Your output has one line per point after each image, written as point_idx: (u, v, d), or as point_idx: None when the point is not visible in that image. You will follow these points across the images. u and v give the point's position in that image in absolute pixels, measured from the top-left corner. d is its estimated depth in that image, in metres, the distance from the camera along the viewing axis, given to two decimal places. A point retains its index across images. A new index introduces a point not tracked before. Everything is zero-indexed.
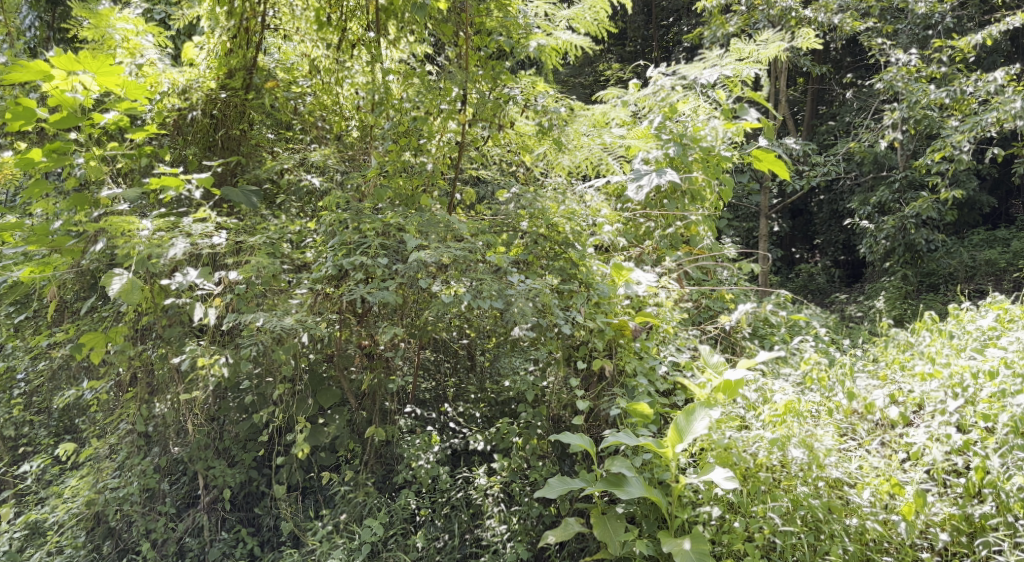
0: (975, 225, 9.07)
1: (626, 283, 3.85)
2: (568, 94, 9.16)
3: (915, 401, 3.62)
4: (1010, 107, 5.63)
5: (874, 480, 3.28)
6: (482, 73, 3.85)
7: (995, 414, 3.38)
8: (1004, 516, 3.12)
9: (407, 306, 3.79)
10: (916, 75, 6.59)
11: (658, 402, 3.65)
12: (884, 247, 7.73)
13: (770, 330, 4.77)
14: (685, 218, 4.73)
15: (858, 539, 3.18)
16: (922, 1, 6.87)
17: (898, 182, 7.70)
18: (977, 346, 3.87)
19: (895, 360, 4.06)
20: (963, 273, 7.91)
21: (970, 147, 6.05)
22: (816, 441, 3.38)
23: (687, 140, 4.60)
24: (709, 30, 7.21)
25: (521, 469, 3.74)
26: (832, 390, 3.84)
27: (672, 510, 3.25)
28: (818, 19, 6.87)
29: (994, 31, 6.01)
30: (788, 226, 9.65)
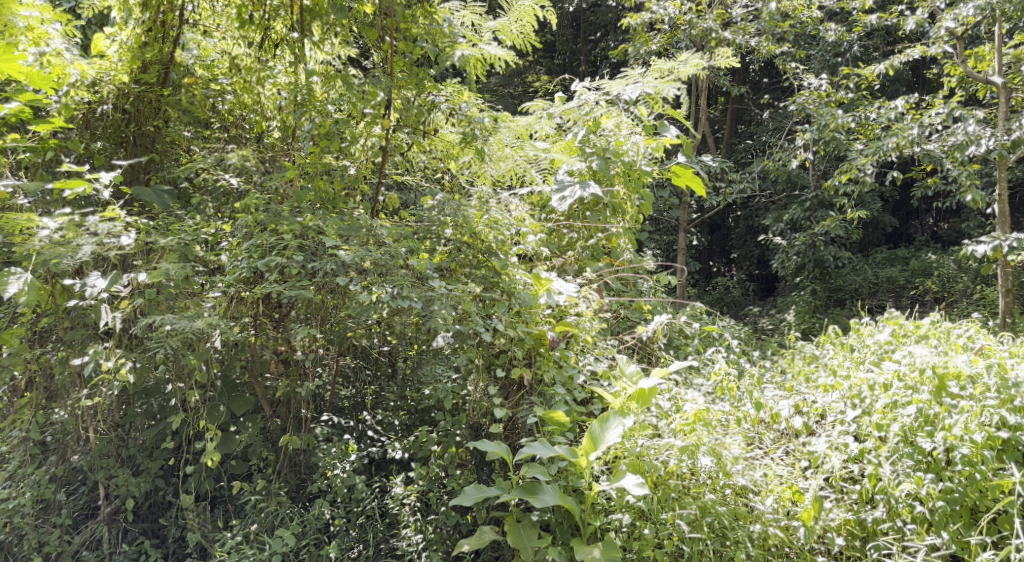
0: (878, 244, 9.51)
1: (547, 292, 3.95)
2: (495, 104, 9.24)
3: (817, 411, 3.82)
4: (908, 134, 5.96)
5: (777, 487, 3.40)
6: (406, 79, 3.82)
7: (887, 424, 3.51)
8: (893, 521, 3.28)
9: (326, 311, 3.72)
10: (826, 100, 6.88)
11: (575, 411, 3.73)
12: (795, 264, 8.06)
13: (685, 342, 4.91)
14: (607, 230, 4.83)
15: (761, 545, 3.27)
16: (832, 29, 7.19)
17: (809, 201, 8.03)
18: (874, 359, 4.06)
19: (800, 372, 4.24)
20: (867, 289, 8.28)
21: (874, 171, 6.35)
22: (724, 449, 3.49)
23: (609, 154, 4.69)
24: (633, 47, 7.32)
25: (438, 478, 3.74)
26: (740, 401, 4.02)
27: (584, 517, 3.31)
28: (736, 41, 7.02)
29: (897, 62, 6.33)
30: (706, 241, 9.92)
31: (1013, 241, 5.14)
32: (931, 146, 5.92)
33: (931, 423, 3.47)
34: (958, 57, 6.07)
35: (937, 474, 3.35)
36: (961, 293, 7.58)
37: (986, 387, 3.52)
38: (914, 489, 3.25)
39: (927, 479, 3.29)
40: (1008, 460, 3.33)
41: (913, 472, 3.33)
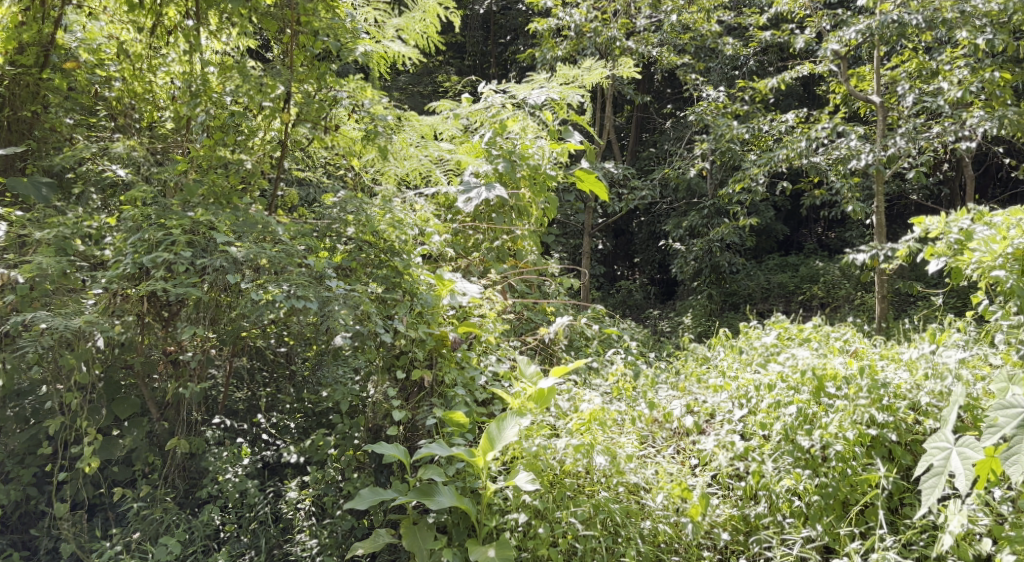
0: (771, 251, 9.92)
1: (450, 293, 3.95)
2: (403, 103, 9.15)
3: (707, 410, 3.97)
4: (796, 146, 6.25)
5: (666, 485, 3.50)
6: (307, 73, 3.75)
7: (771, 423, 3.70)
8: (774, 515, 3.44)
9: (219, 311, 3.60)
10: (723, 111, 7.15)
11: (475, 412, 3.74)
12: (693, 268, 8.38)
13: (585, 343, 5.00)
14: (512, 231, 4.90)
15: (651, 541, 3.37)
16: (730, 43, 7.46)
17: (707, 208, 8.32)
18: (762, 361, 4.26)
19: (693, 373, 4.42)
20: (760, 294, 8.63)
21: (765, 181, 6.63)
22: (618, 448, 3.60)
23: (515, 157, 4.73)
24: (540, 52, 7.37)
25: (335, 481, 3.68)
26: (636, 401, 4.18)
27: (480, 517, 3.34)
28: (639, 50, 7.25)
29: (788, 77, 6.61)
30: (610, 245, 10.12)
31: (889, 250, 5.47)
32: (817, 159, 6.24)
33: (810, 422, 3.65)
34: (843, 76, 6.43)
35: (815, 470, 3.52)
36: (843, 299, 8.00)
37: (859, 386, 3.69)
38: (793, 485, 3.43)
39: (805, 475, 3.46)
40: (875, 455, 3.53)
41: (792, 468, 3.51)
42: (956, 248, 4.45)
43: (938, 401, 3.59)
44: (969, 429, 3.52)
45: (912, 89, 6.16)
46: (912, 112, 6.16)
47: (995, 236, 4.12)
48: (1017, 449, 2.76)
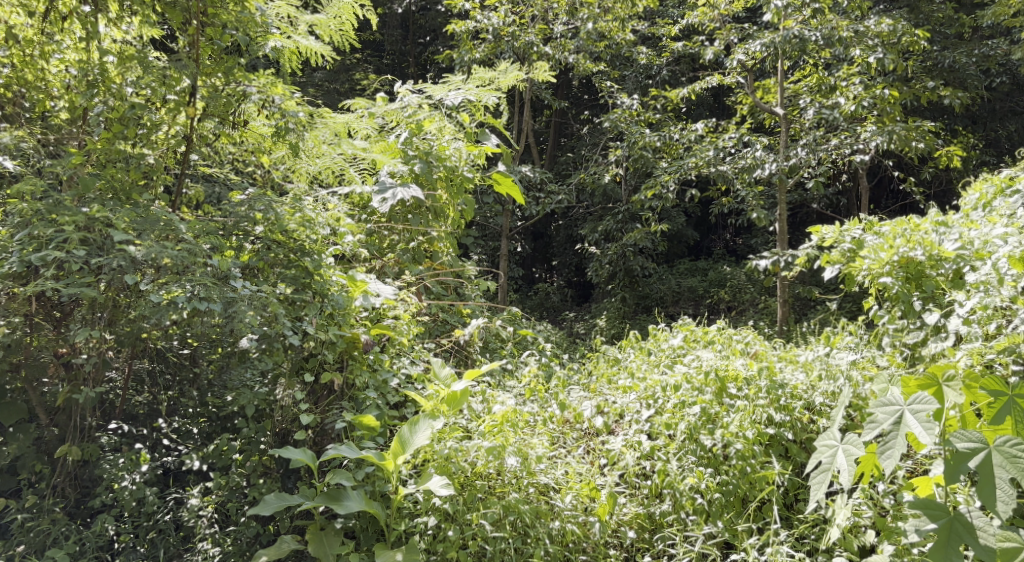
0: (682, 256, 10.18)
1: (363, 294, 3.91)
2: (319, 99, 8.99)
3: (616, 410, 4.08)
4: (705, 155, 6.45)
5: (575, 485, 3.54)
6: (213, 67, 3.67)
7: (675, 423, 3.81)
8: (677, 513, 3.51)
9: (116, 310, 3.48)
10: (636, 118, 7.29)
11: (386, 415, 3.66)
12: (607, 272, 8.49)
13: (500, 345, 5.00)
14: (428, 233, 4.80)
15: (560, 541, 3.38)
16: (643, 52, 7.64)
17: (622, 213, 8.47)
18: (669, 362, 4.43)
19: (603, 374, 4.57)
20: (671, 297, 8.84)
21: (675, 188, 6.74)
22: (530, 449, 3.62)
23: (432, 158, 4.69)
24: (458, 54, 7.34)
25: (239, 487, 3.58)
26: (548, 402, 4.24)
27: (389, 521, 3.30)
28: (555, 56, 7.34)
29: (698, 87, 6.79)
30: (528, 248, 10.17)
31: (789, 257, 5.67)
32: (724, 168, 6.42)
33: (712, 422, 3.80)
34: (749, 88, 6.66)
35: (716, 469, 3.64)
36: (749, 303, 8.29)
37: (759, 387, 3.87)
38: (696, 483, 3.52)
39: (707, 473, 3.57)
40: (773, 452, 3.68)
41: (696, 467, 3.61)
42: (847, 255, 4.75)
43: (830, 401, 3.80)
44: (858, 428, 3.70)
45: (812, 102, 6.43)
46: (812, 124, 6.42)
47: (882, 245, 4.45)
48: (891, 445, 2.75)
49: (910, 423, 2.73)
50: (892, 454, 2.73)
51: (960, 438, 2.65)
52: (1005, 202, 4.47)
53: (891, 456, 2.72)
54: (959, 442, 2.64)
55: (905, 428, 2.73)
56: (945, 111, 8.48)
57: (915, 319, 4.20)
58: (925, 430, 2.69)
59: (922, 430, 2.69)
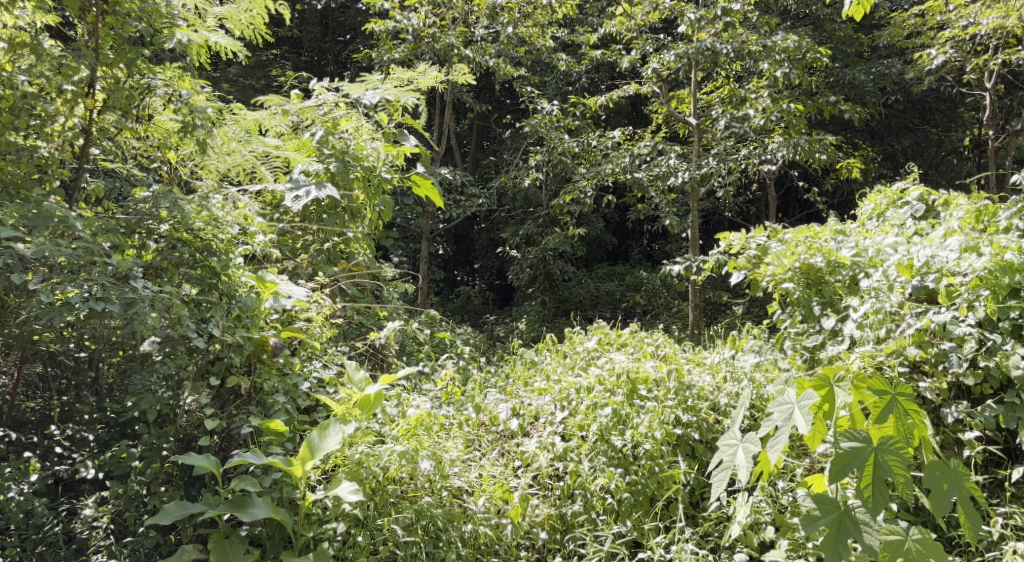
0: (600, 261, 10.35)
1: (274, 296, 3.79)
2: (232, 95, 8.73)
3: (531, 413, 4.16)
4: (621, 162, 6.59)
5: (488, 488, 3.55)
6: (114, 57, 3.49)
7: (587, 424, 3.91)
8: (588, 513, 3.57)
9: (4, 311, 3.27)
10: (556, 124, 7.33)
11: (296, 420, 3.64)
12: (528, 275, 8.52)
13: (417, 348, 4.96)
14: (344, 233, 4.71)
15: (472, 543, 3.38)
16: (563, 59, 7.71)
17: (542, 217, 8.53)
18: (583, 365, 4.54)
19: (520, 378, 4.66)
20: (589, 300, 8.95)
21: (592, 193, 6.87)
22: (444, 453, 3.63)
23: (348, 157, 4.62)
24: (377, 54, 7.24)
25: (138, 496, 3.42)
26: (463, 405, 4.28)
27: (297, 528, 3.20)
28: (476, 60, 7.30)
29: (615, 95, 6.89)
30: (449, 251, 10.12)
31: (701, 262, 5.82)
32: (639, 175, 6.55)
33: (623, 422, 3.90)
34: (663, 98, 6.79)
35: (626, 469, 3.71)
36: (663, 307, 8.48)
37: (668, 388, 4.00)
38: (606, 483, 3.59)
39: (617, 473, 3.64)
40: (679, 452, 3.78)
41: (606, 467, 3.68)
42: (752, 262, 4.91)
43: (734, 402, 3.95)
44: (757, 427, 3.90)
45: (724, 113, 6.59)
46: (723, 134, 6.61)
47: (785, 252, 4.61)
48: (778, 437, 2.78)
49: (797, 418, 2.78)
50: (778, 446, 2.77)
51: (846, 438, 2.71)
52: (897, 213, 4.83)
53: (777, 447, 2.75)
54: (845, 442, 2.70)
55: (792, 423, 2.79)
56: (846, 126, 8.86)
57: (813, 323, 4.39)
58: (810, 425, 2.74)
59: (806, 423, 2.75)
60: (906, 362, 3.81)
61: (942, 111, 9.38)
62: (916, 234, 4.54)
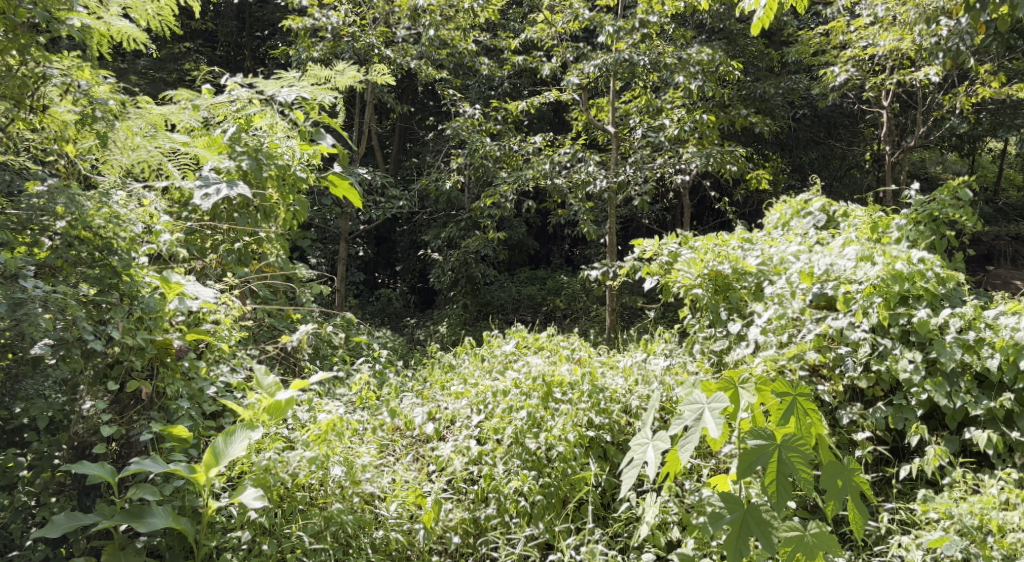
0: (522, 265, 10.41)
1: (179, 296, 3.66)
2: (141, 88, 8.41)
3: (447, 417, 4.14)
4: (542, 167, 6.63)
5: (401, 493, 3.52)
6: (3, 42, 3.25)
7: (502, 427, 3.91)
8: (501, 516, 3.58)
9: None
10: (478, 128, 7.32)
11: (200, 426, 3.51)
12: (450, 278, 8.42)
13: (331, 351, 4.86)
14: (255, 233, 4.60)
15: (383, 550, 3.36)
16: (485, 63, 7.74)
17: (464, 221, 8.52)
18: (501, 369, 4.54)
19: (436, 381, 4.65)
20: (511, 304, 8.98)
21: (513, 197, 6.90)
22: (357, 458, 3.58)
23: (261, 155, 4.48)
24: (294, 50, 7.09)
25: (25, 508, 3.18)
26: (378, 409, 4.25)
27: (199, 538, 3.10)
28: (397, 60, 7.22)
29: (536, 101, 6.94)
30: (371, 252, 9.98)
31: (618, 267, 5.90)
32: (559, 180, 6.63)
33: (538, 425, 3.91)
34: (583, 106, 6.87)
35: (539, 471, 3.73)
36: (582, 310, 8.59)
37: (581, 391, 4.07)
38: (519, 486, 3.58)
39: (530, 476, 3.65)
40: (592, 454, 3.84)
41: (520, 470, 3.69)
42: (665, 268, 4.98)
43: (645, 404, 4.05)
44: (666, 428, 3.99)
45: (641, 123, 6.78)
46: (640, 143, 6.76)
47: (696, 259, 4.73)
48: (689, 437, 2.84)
49: (706, 418, 2.85)
50: (689, 447, 2.83)
51: (751, 436, 2.79)
52: (800, 223, 5.06)
53: (688, 448, 2.81)
54: (750, 440, 2.78)
55: (701, 423, 2.84)
56: (758, 138, 9.14)
57: (721, 328, 4.51)
58: (720, 427, 2.80)
59: (715, 424, 2.81)
60: (806, 366, 3.93)
61: (845, 127, 9.86)
62: (818, 243, 4.75)
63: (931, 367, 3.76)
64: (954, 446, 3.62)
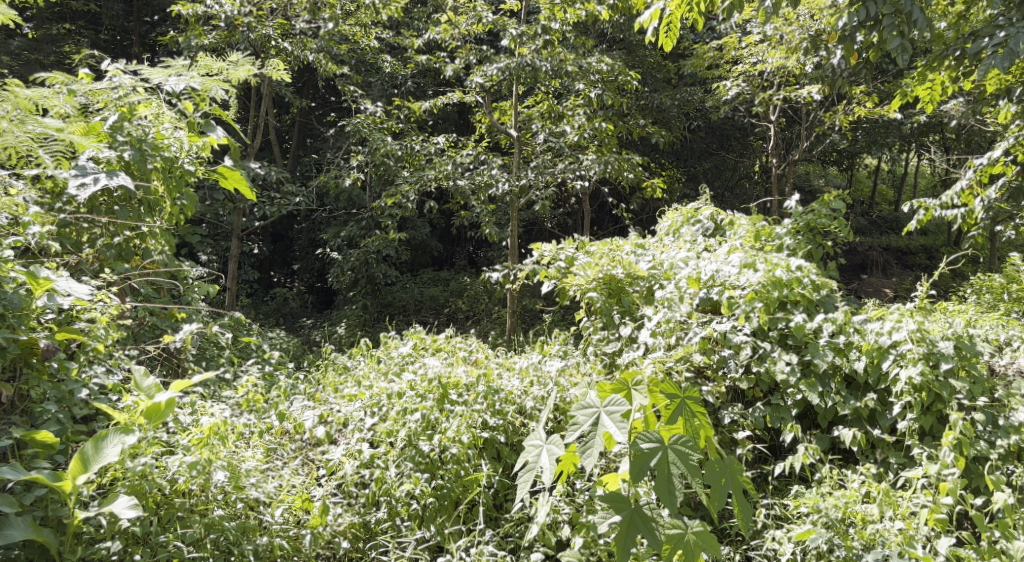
0: (424, 266, 10.34)
1: (48, 294, 3.42)
2: (15, 69, 7.92)
3: (339, 420, 4.05)
4: (444, 168, 6.56)
5: (287, 498, 3.42)
6: None
7: (396, 430, 3.86)
8: (392, 520, 3.52)
9: None
10: (380, 125, 7.14)
11: (68, 430, 3.33)
12: (349, 278, 8.27)
13: (217, 352, 4.69)
14: (137, 227, 4.39)
15: (267, 557, 3.23)
16: (389, 61, 7.62)
17: (365, 219, 8.39)
18: (396, 370, 4.47)
19: (329, 383, 4.55)
20: (413, 306, 8.91)
21: (414, 197, 6.82)
22: (241, 463, 3.47)
23: (145, 146, 4.26)
24: (184, 38, 6.80)
25: None
26: (265, 413, 4.13)
27: (62, 550, 2.92)
28: (295, 53, 7.04)
29: (439, 101, 6.89)
30: (266, 250, 9.71)
31: (518, 270, 5.92)
32: (462, 182, 6.60)
33: (432, 427, 3.87)
34: (487, 108, 6.82)
35: (432, 474, 3.69)
36: (484, 312, 8.59)
37: (477, 392, 4.07)
38: (410, 488, 3.54)
39: (423, 478, 3.59)
40: (485, 455, 3.83)
41: (412, 473, 3.64)
42: (562, 272, 5.04)
43: (540, 405, 4.06)
44: (558, 429, 4.03)
45: (543, 128, 6.82)
46: (542, 148, 6.81)
47: (592, 263, 4.78)
48: (592, 445, 2.87)
49: (606, 423, 2.89)
50: (591, 455, 2.85)
51: (642, 440, 2.81)
52: (690, 230, 5.22)
53: (590, 456, 2.83)
54: (642, 443, 2.80)
55: (601, 429, 2.87)
56: (655, 148, 9.39)
57: (614, 331, 4.60)
58: (624, 432, 2.84)
59: (619, 431, 2.84)
60: (691, 368, 4.04)
61: (737, 138, 10.15)
62: (706, 249, 4.90)
63: (806, 369, 3.93)
64: (825, 444, 3.78)
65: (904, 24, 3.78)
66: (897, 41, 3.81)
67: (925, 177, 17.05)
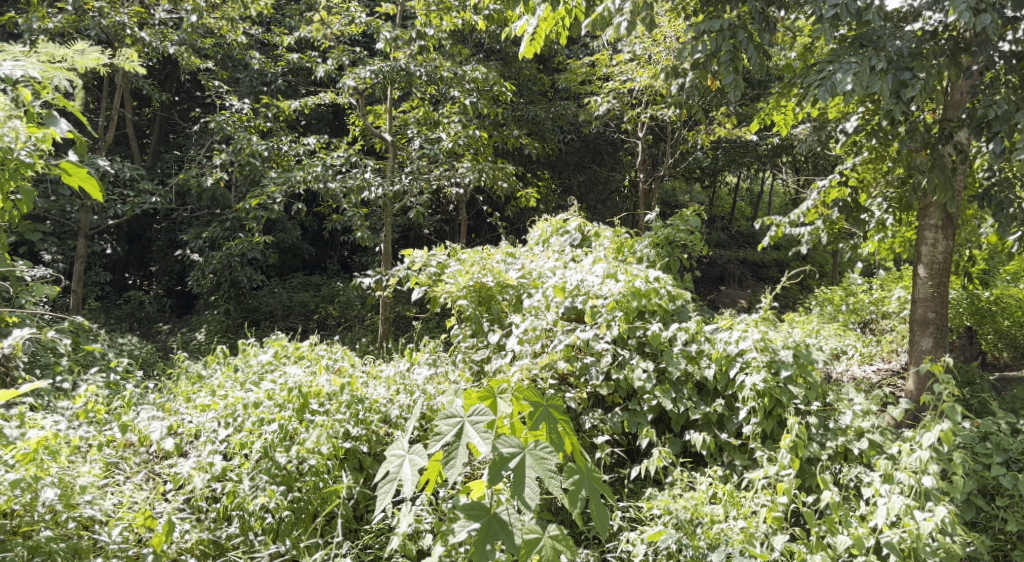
0: (295, 271, 10.05)
1: None
2: None
3: (190, 431, 3.84)
4: (313, 171, 6.32)
5: (127, 515, 3.21)
6: None
7: (251, 441, 3.71)
8: (245, 535, 3.38)
9: None
10: (245, 124, 6.88)
11: None
12: (211, 281, 7.90)
13: (54, 359, 4.37)
14: None
15: None
16: (257, 58, 7.28)
17: (229, 221, 8.07)
18: (255, 379, 4.29)
19: (181, 393, 4.30)
20: (281, 311, 8.60)
21: (281, 200, 6.60)
22: (74, 479, 3.23)
23: None
24: (25, 21, 6.30)
25: None
26: (107, 424, 3.86)
27: None
28: (153, 44, 6.67)
29: (310, 100, 6.67)
30: (120, 251, 9.16)
31: (390, 276, 5.81)
32: (333, 185, 6.35)
33: (289, 438, 3.73)
34: (359, 111, 6.65)
35: (289, 486, 3.55)
36: (355, 318, 8.40)
37: (340, 401, 3.94)
38: (265, 502, 3.40)
39: (277, 491, 3.46)
40: (346, 466, 3.73)
41: (267, 485, 3.49)
42: (432, 279, 5.00)
43: (405, 413, 3.99)
44: (423, 437, 3.98)
45: (417, 134, 6.72)
46: (417, 154, 6.72)
47: (461, 271, 4.75)
48: (456, 457, 2.81)
49: (471, 435, 2.83)
50: (456, 465, 2.80)
51: (503, 443, 2.82)
52: (558, 240, 5.30)
53: (454, 465, 2.79)
54: (503, 447, 2.81)
55: (466, 441, 2.82)
56: (528, 159, 9.53)
57: (482, 338, 4.61)
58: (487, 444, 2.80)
59: (482, 443, 2.80)
60: (555, 375, 4.08)
61: (608, 153, 10.40)
62: (573, 259, 4.99)
63: (661, 376, 4.05)
64: (677, 448, 3.90)
65: (740, 58, 4.04)
66: (734, 75, 4.04)
67: (780, 195, 18.07)
